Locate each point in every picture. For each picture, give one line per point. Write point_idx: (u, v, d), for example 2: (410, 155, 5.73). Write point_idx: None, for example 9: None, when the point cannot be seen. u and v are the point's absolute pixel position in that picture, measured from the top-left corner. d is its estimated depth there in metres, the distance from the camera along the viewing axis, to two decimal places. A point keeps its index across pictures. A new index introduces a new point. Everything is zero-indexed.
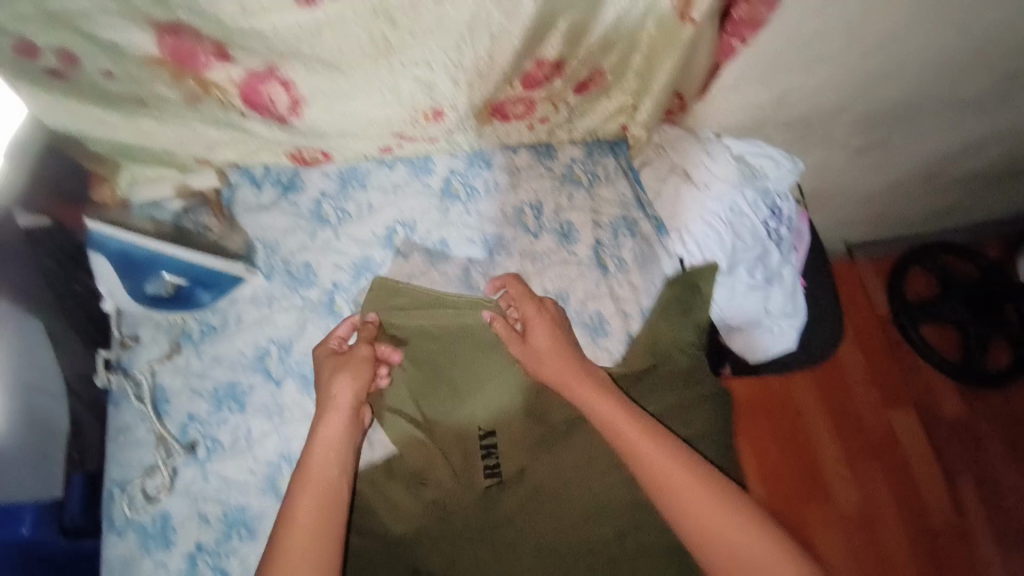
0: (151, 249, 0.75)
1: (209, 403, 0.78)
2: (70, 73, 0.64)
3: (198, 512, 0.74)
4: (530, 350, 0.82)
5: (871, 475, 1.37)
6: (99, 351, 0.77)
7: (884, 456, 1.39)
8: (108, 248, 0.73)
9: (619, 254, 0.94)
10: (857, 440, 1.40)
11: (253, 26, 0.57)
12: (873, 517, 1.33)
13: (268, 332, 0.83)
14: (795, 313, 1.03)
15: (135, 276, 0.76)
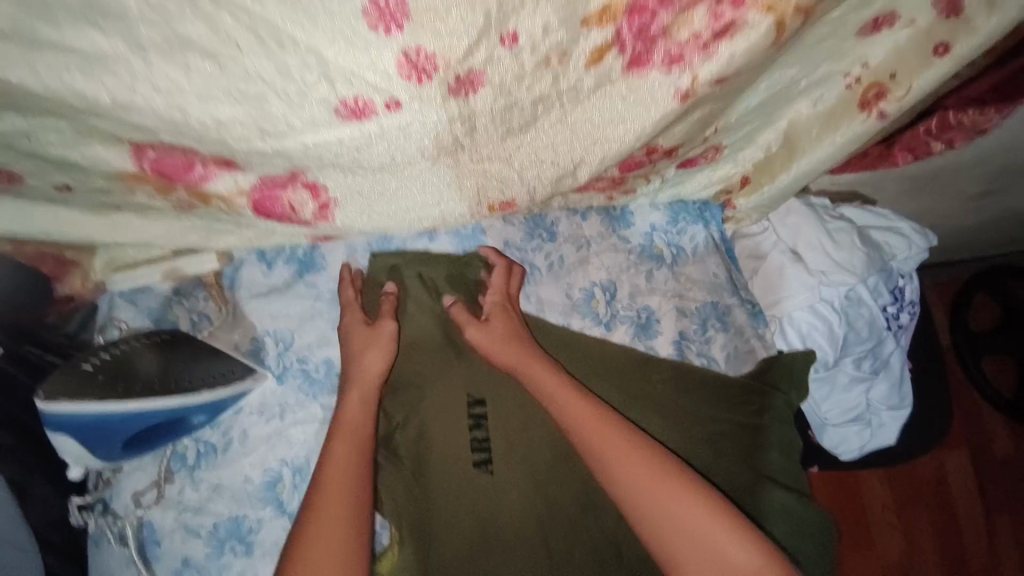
0: (130, 414, 0.58)
1: (207, 545, 0.64)
2: (12, 187, 0.51)
3: None
4: (504, 327, 0.71)
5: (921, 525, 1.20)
6: (72, 498, 0.61)
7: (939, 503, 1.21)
8: (72, 424, 0.56)
9: (707, 352, 0.77)
10: (911, 487, 1.22)
11: (281, 144, 0.46)
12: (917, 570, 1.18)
13: (281, 451, 0.68)
14: (899, 405, 0.88)
15: (110, 440, 0.59)
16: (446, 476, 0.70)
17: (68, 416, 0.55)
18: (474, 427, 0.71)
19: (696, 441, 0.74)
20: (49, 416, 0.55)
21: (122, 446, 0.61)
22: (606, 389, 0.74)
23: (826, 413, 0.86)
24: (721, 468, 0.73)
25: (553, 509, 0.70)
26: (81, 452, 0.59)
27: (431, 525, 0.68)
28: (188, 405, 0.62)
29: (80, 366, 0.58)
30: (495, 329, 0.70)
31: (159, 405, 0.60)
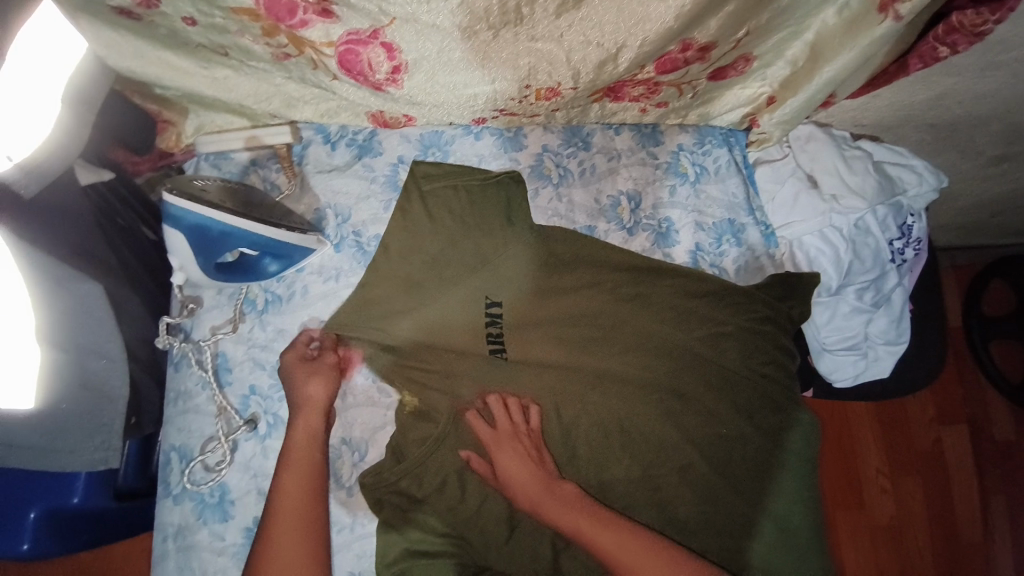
0: (230, 226, 0.66)
1: (271, 377, 0.73)
2: (145, 14, 0.62)
3: (257, 488, 0.70)
4: (504, 438, 0.74)
5: (910, 490, 1.32)
6: (162, 315, 0.71)
7: (925, 472, 1.33)
8: (185, 222, 0.65)
9: (720, 262, 0.84)
10: (906, 455, 1.34)
11: None
12: (904, 532, 1.31)
13: (337, 307, 0.77)
14: (896, 340, 0.94)
15: (210, 252, 0.68)
16: (471, 353, 0.78)
17: (182, 212, 0.65)
18: (492, 322, 0.79)
19: (696, 337, 0.80)
20: (171, 210, 0.65)
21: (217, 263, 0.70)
22: (618, 283, 0.81)
23: (825, 337, 0.92)
24: (717, 364, 0.80)
25: (564, 385, 0.78)
26: (186, 256, 0.68)
27: (451, 464, 0.75)
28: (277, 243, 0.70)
29: (191, 183, 0.70)
30: (505, 456, 0.73)
31: (254, 230, 0.67)
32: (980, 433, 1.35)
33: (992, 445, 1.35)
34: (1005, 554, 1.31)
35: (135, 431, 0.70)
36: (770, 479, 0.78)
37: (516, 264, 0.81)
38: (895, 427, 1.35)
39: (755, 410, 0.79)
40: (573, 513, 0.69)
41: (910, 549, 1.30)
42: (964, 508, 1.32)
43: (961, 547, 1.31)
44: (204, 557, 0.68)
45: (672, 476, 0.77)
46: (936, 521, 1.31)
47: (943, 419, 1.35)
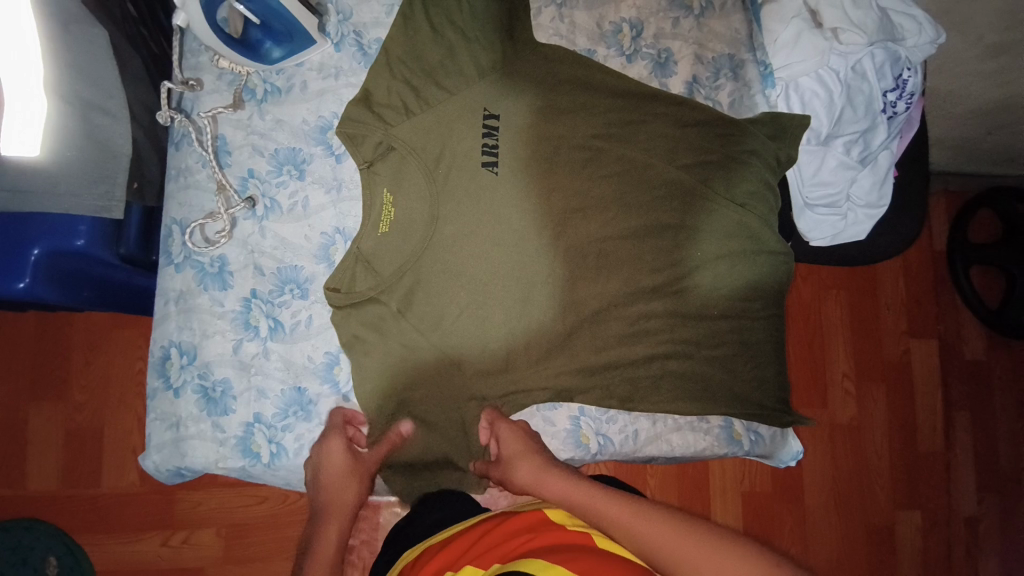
0: None
1: (269, 164, 0.76)
2: None
3: (254, 263, 0.75)
4: (520, 454, 0.75)
5: (873, 395, 1.43)
6: (162, 81, 0.72)
7: (891, 378, 1.44)
8: None
9: (715, 95, 0.87)
10: (872, 362, 1.43)
11: None
12: (862, 431, 1.42)
13: (333, 105, 0.79)
14: (879, 204, 0.94)
15: None
16: (455, 167, 0.77)
17: None
18: (487, 135, 0.78)
19: (680, 167, 0.82)
20: None
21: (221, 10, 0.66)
22: (613, 109, 0.82)
23: (808, 192, 0.93)
24: (703, 193, 0.82)
25: (549, 206, 0.79)
26: None
27: (422, 270, 0.76)
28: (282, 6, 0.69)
29: None
30: (517, 454, 0.75)
31: None
32: (950, 351, 1.47)
33: (957, 363, 1.47)
34: (964, 461, 1.45)
35: (137, 198, 0.72)
36: (741, 304, 0.83)
37: (519, 83, 0.80)
38: (864, 331, 1.43)
39: (733, 240, 0.82)
40: (578, 488, 0.71)
41: (868, 451, 1.42)
42: (924, 417, 1.44)
43: (921, 457, 1.44)
44: (204, 318, 0.74)
45: (640, 299, 0.80)
46: (898, 428, 1.43)
47: (915, 330, 1.46)
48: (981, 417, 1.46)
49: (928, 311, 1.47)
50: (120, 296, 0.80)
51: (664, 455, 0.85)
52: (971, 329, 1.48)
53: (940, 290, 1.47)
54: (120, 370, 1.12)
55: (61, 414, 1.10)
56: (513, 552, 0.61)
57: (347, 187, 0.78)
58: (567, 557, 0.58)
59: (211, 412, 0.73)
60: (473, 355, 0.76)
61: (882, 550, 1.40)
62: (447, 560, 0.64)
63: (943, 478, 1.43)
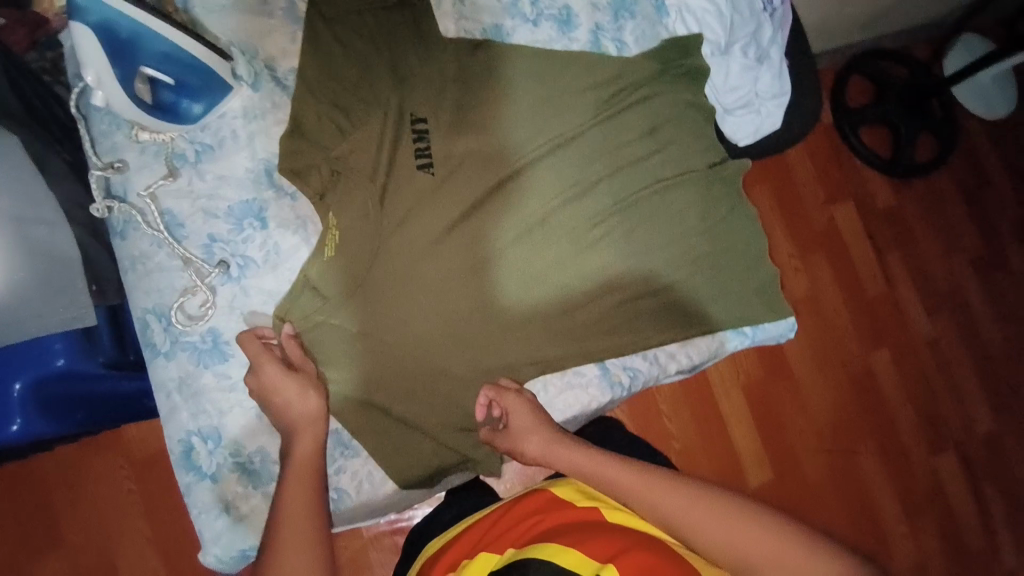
0: (150, 28, 0.64)
1: (228, 223, 0.74)
2: None
3: (249, 324, 0.73)
4: (517, 412, 0.74)
5: (818, 264, 1.58)
6: (90, 170, 0.69)
7: (828, 246, 1.59)
8: (91, 10, 0.61)
9: (620, 36, 0.92)
10: (808, 236, 1.58)
11: None
12: (819, 298, 1.57)
13: (270, 147, 0.77)
14: (784, 92, 1.03)
15: (127, 60, 0.64)
16: (397, 176, 0.78)
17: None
18: (418, 139, 0.79)
19: (612, 109, 0.87)
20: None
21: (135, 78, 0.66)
22: (531, 81, 0.84)
23: (725, 98, 1.01)
24: (641, 130, 0.87)
25: (506, 181, 0.81)
26: (103, 63, 0.63)
27: (412, 274, 0.76)
28: (198, 60, 0.68)
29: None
30: (517, 418, 0.74)
31: (173, 41, 0.66)
32: (865, 205, 1.65)
33: (873, 214, 1.65)
34: (907, 295, 1.64)
35: (101, 299, 0.70)
36: (707, 216, 0.87)
37: (441, 77, 0.81)
38: (793, 213, 1.58)
39: (676, 159, 0.88)
40: (603, 467, 0.70)
41: (830, 313, 1.57)
42: (863, 269, 1.61)
43: (873, 302, 1.61)
44: (216, 395, 0.70)
45: (614, 238, 0.84)
46: (846, 285, 1.59)
47: (833, 198, 1.62)
48: (907, 253, 1.66)
49: (837, 178, 1.63)
50: (112, 407, 0.76)
51: (688, 365, 0.87)
52: (876, 183, 1.67)
53: (842, 158, 1.64)
54: (110, 495, 1.03)
55: (64, 561, 1.01)
56: (524, 539, 0.68)
57: (312, 223, 0.77)
58: (579, 538, 0.65)
59: (257, 484, 0.71)
60: (488, 340, 0.78)
61: (869, 393, 1.56)
62: (466, 547, 0.72)
63: (895, 314, 1.62)
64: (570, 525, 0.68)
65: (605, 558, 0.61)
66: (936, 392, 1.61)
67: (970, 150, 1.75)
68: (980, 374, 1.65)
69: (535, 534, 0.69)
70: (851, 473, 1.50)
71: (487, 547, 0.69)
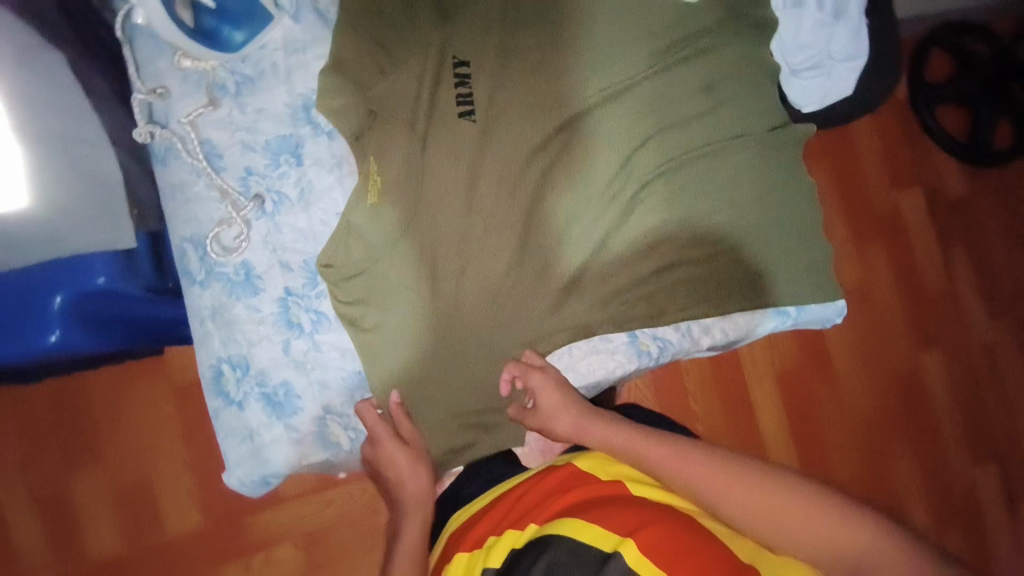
0: None
1: (265, 157, 0.74)
2: None
3: (280, 260, 0.73)
4: (547, 389, 0.73)
5: (875, 251, 1.49)
6: (133, 94, 0.70)
7: (888, 232, 1.49)
8: None
9: None
10: (867, 220, 1.48)
11: None
12: (872, 287, 1.48)
13: (309, 83, 0.75)
14: (857, 54, 0.93)
15: None
16: (433, 126, 0.75)
17: None
18: (459, 84, 0.76)
19: (668, 61, 0.80)
20: None
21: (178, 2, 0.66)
22: (583, 30, 0.79)
23: (792, 57, 0.95)
24: (697, 86, 0.81)
25: (552, 137, 0.77)
26: None
27: (446, 225, 0.75)
28: None
29: None
30: (545, 398, 0.73)
31: None
32: (934, 193, 1.53)
33: (941, 203, 1.53)
34: (967, 292, 1.54)
35: (141, 224, 0.73)
36: (761, 187, 0.80)
37: (485, 20, 0.77)
38: (855, 195, 1.48)
39: (737, 120, 0.81)
40: (628, 437, 0.71)
41: (882, 304, 1.48)
42: (924, 261, 1.51)
43: (929, 295, 1.51)
44: (246, 326, 0.71)
45: (657, 202, 0.78)
46: (902, 276, 1.50)
47: (899, 182, 1.51)
48: (974, 247, 1.55)
49: (906, 160, 1.52)
50: (146, 329, 0.80)
51: (723, 341, 0.81)
52: (949, 168, 1.54)
53: (913, 136, 1.53)
54: (154, 418, 1.10)
55: (107, 475, 1.08)
56: (548, 512, 0.67)
57: (347, 163, 0.75)
58: (600, 512, 0.63)
59: (280, 415, 0.72)
60: (516, 300, 0.75)
61: (912, 391, 1.49)
62: (493, 522, 0.71)
63: (952, 310, 1.52)
64: (595, 498, 0.66)
65: (625, 531, 0.59)
66: (986, 395, 1.53)
67: None
68: None
69: (559, 506, 0.67)
70: (884, 471, 1.45)
71: (511, 522, 0.69)
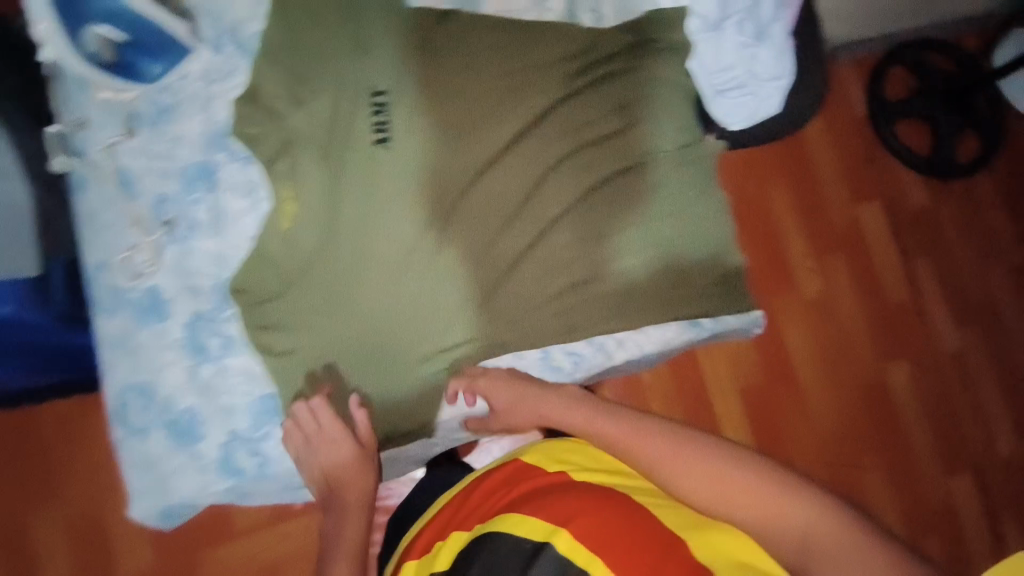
0: None
1: (179, 183, 0.76)
2: None
3: (188, 285, 0.74)
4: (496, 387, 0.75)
5: (836, 266, 1.48)
6: (48, 127, 0.71)
7: (849, 246, 1.50)
8: None
9: (597, 7, 0.86)
10: (826, 234, 1.49)
11: None
12: (834, 301, 1.48)
13: (223, 111, 0.77)
14: (783, 74, 0.92)
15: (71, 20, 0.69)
16: (349, 154, 0.76)
17: None
18: (376, 112, 0.77)
19: (582, 83, 0.82)
20: None
21: (88, 38, 0.70)
22: (500, 53, 0.80)
23: (715, 79, 0.96)
24: (610, 107, 0.83)
25: (470, 161, 0.79)
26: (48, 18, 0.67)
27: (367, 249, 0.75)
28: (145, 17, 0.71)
29: None
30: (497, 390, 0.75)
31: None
32: (894, 207, 1.53)
33: (903, 218, 1.54)
34: (934, 306, 1.52)
35: (56, 253, 0.76)
36: (675, 205, 0.82)
37: (402, 48, 0.78)
38: (812, 209, 1.49)
39: (648, 140, 0.83)
40: (585, 416, 0.70)
41: (845, 318, 1.47)
42: (886, 275, 1.51)
43: (894, 310, 1.50)
44: (152, 352, 0.72)
45: (571, 220, 0.80)
46: (864, 290, 1.49)
47: (857, 196, 1.52)
48: (939, 261, 1.54)
49: (864, 175, 1.53)
50: (71, 354, 0.82)
51: (639, 354, 0.83)
52: (909, 183, 1.55)
53: (873, 152, 1.54)
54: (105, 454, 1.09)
55: (53, 516, 1.06)
56: (493, 509, 0.63)
57: (260, 188, 0.77)
58: (541, 504, 0.60)
59: (185, 443, 0.72)
60: (432, 321, 0.76)
61: (879, 404, 1.46)
62: (441, 525, 0.67)
63: (918, 323, 1.51)
64: (539, 490, 0.62)
65: (561, 522, 0.56)
66: (959, 412, 1.49)
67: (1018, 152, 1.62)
68: (1011, 394, 1.52)
69: (504, 502, 0.63)
70: (854, 487, 1.41)
71: (459, 523, 0.65)
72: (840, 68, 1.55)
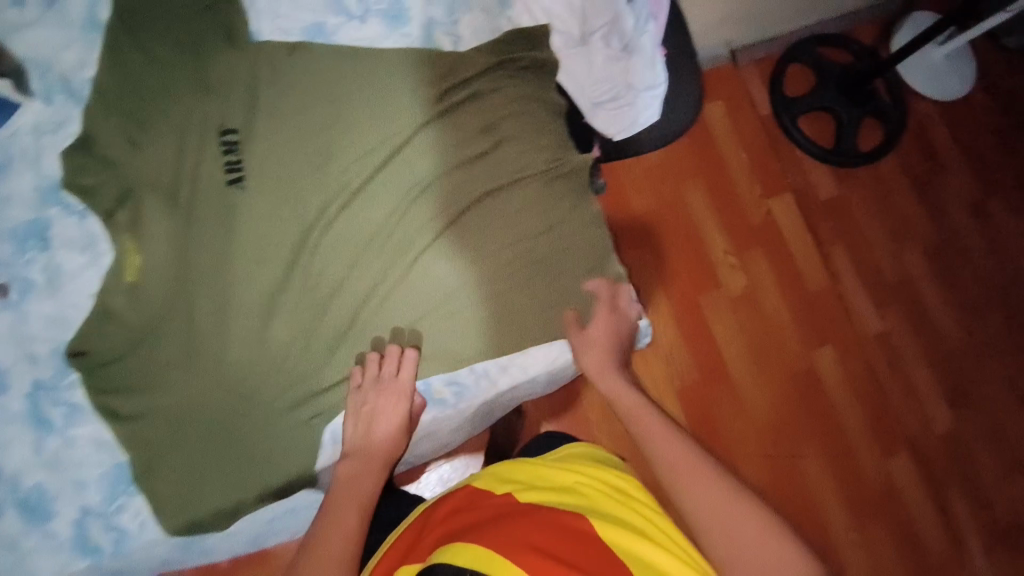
0: None
1: (9, 245, 0.72)
2: None
3: (25, 352, 0.70)
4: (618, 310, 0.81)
5: (755, 260, 1.51)
6: None
7: (766, 240, 1.52)
8: None
9: (456, 31, 0.84)
10: (742, 230, 1.51)
11: None
12: (758, 295, 1.49)
13: (53, 165, 0.74)
14: (658, 83, 0.97)
15: None
16: (200, 198, 0.73)
17: None
18: (226, 152, 0.74)
19: (441, 105, 0.80)
20: None
21: None
22: (358, 82, 0.79)
23: (590, 92, 0.97)
24: (477, 127, 0.82)
25: (335, 192, 0.76)
26: None
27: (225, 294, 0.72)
28: None
29: None
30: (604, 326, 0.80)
31: None
32: (805, 198, 1.57)
33: (815, 207, 1.57)
34: (853, 290, 1.56)
35: None
36: (546, 220, 0.81)
37: (251, 85, 0.77)
38: (726, 206, 1.52)
39: (516, 157, 0.82)
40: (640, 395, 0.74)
41: (769, 311, 1.49)
42: (805, 264, 1.53)
43: (816, 298, 1.52)
44: None
45: (443, 244, 0.77)
46: (783, 282, 1.51)
47: (769, 190, 1.55)
48: (854, 245, 1.58)
49: (774, 169, 1.56)
50: None
51: (527, 377, 0.81)
52: (818, 173, 1.59)
53: (780, 146, 1.58)
54: None
55: None
56: (445, 539, 0.60)
57: (98, 241, 0.73)
58: (496, 536, 0.57)
59: (34, 522, 0.67)
60: (304, 362, 0.73)
61: (811, 391, 1.47)
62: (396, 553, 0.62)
63: (840, 309, 1.53)
64: (496, 518, 0.61)
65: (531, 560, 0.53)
66: (890, 392, 1.51)
67: (921, 132, 1.67)
68: (938, 368, 1.54)
69: (459, 534, 0.60)
70: (795, 479, 1.41)
71: (411, 557, 0.60)
72: (739, 70, 1.59)
